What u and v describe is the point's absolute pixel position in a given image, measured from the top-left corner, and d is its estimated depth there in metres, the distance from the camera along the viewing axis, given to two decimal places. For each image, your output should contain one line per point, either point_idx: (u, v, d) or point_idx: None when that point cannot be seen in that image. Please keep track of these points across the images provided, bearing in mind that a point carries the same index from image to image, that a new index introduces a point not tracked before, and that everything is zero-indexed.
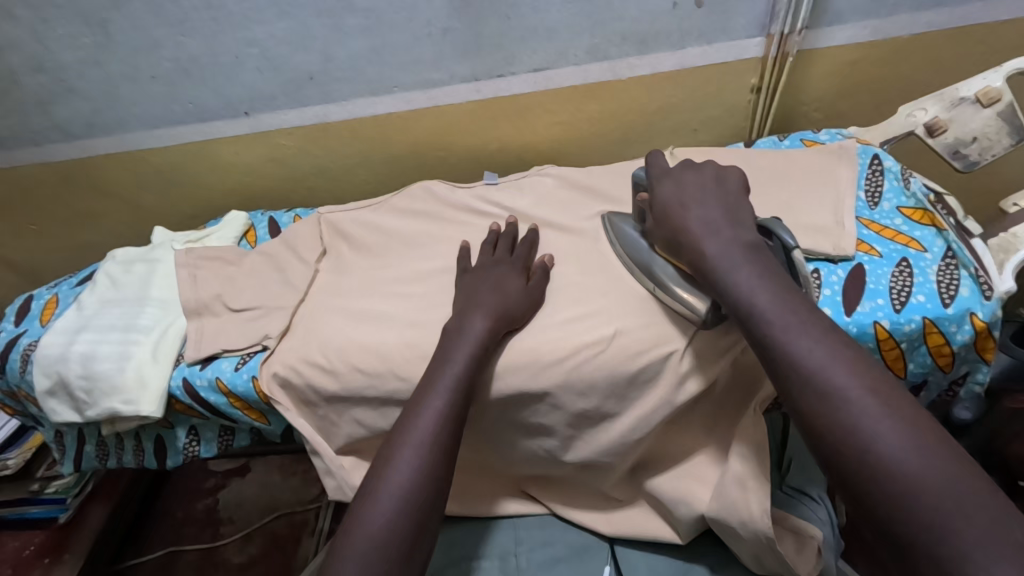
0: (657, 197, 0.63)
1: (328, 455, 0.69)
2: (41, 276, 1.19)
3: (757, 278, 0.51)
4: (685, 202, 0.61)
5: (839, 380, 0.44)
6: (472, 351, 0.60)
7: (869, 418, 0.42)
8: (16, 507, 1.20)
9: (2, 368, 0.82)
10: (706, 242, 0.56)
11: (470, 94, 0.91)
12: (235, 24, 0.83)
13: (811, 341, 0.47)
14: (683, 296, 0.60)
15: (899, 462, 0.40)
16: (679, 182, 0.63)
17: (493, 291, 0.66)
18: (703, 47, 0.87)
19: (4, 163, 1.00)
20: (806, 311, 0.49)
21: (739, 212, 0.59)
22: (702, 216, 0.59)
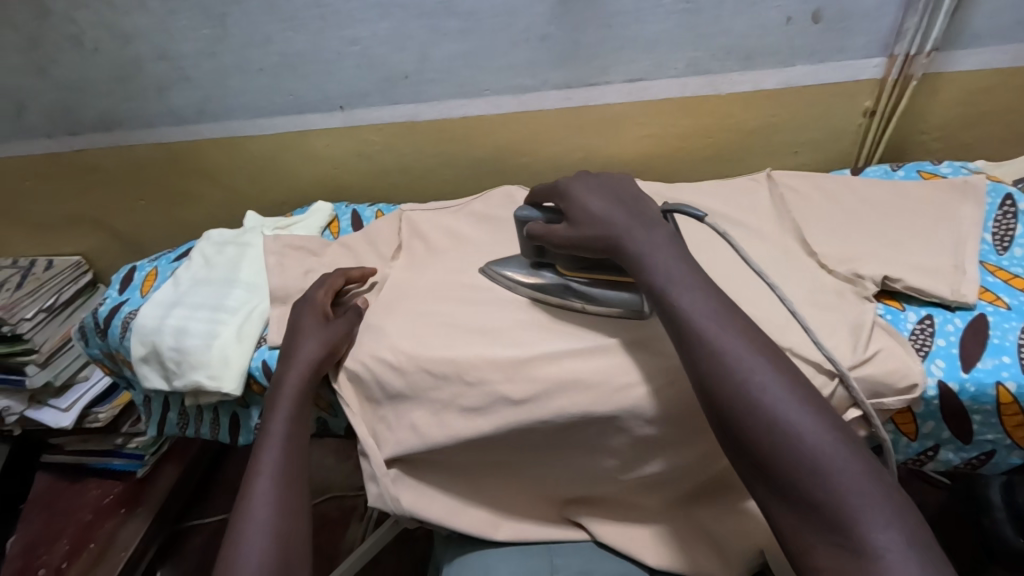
0: (591, 217, 0.59)
1: (376, 460, 0.67)
2: (142, 247, 1.27)
3: (706, 305, 0.48)
4: (622, 220, 0.57)
5: (800, 415, 0.42)
6: (295, 395, 0.66)
7: (833, 456, 0.40)
8: (103, 458, 1.30)
9: (104, 332, 0.88)
10: (656, 267, 0.52)
11: (561, 102, 0.90)
12: (340, 23, 0.86)
13: (767, 372, 0.44)
14: (618, 299, 0.64)
15: (869, 503, 0.38)
16: (608, 202, 0.59)
17: (308, 335, 0.71)
18: (814, 66, 0.82)
19: (121, 141, 1.08)
20: (755, 338, 0.46)
21: (642, 210, 0.58)
22: (643, 237, 0.54)
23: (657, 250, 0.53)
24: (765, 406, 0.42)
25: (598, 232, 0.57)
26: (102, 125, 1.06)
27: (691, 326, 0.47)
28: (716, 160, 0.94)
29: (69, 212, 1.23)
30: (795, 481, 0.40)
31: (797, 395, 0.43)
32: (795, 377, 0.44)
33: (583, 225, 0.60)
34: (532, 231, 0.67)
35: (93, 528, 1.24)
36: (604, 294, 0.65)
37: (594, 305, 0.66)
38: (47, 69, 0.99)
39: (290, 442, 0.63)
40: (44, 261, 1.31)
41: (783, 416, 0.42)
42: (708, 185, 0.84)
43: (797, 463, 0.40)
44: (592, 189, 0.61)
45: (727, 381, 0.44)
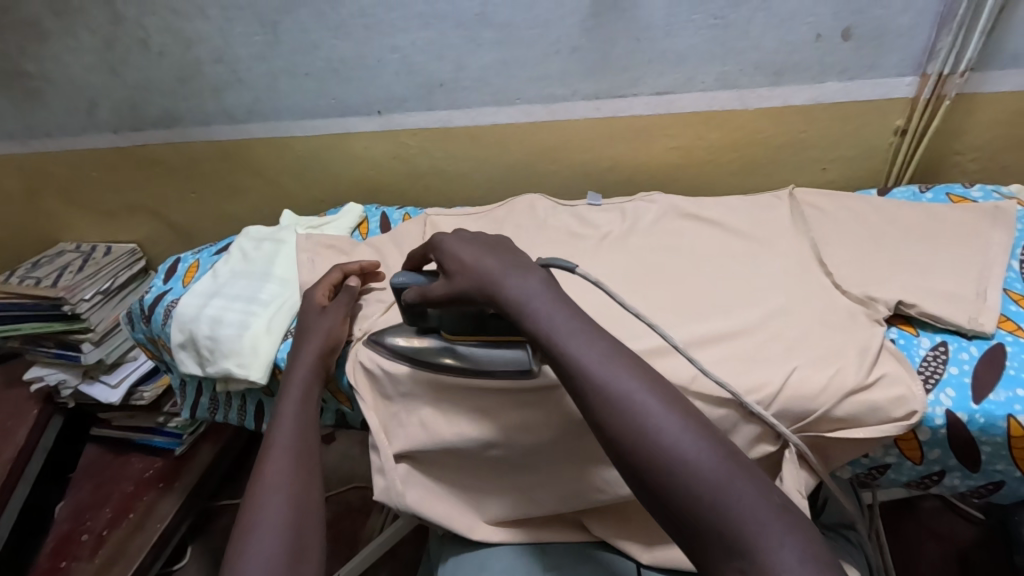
0: (465, 268, 0.58)
1: (386, 452, 0.68)
2: (192, 238, 1.36)
3: (589, 340, 0.49)
4: (497, 266, 0.56)
5: (687, 442, 0.42)
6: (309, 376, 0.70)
7: (724, 482, 0.40)
8: (145, 435, 1.38)
9: (149, 318, 0.95)
10: (535, 312, 0.51)
11: (589, 112, 0.92)
12: (382, 32, 0.91)
13: (652, 404, 0.44)
14: (511, 358, 0.63)
15: (762, 518, 0.38)
16: (481, 251, 0.58)
17: (313, 327, 0.75)
18: (845, 83, 0.82)
19: (178, 138, 1.16)
20: (638, 370, 0.47)
21: (513, 257, 0.57)
22: (518, 279, 0.54)
23: (533, 295, 0.52)
24: (653, 438, 0.43)
25: (474, 283, 0.56)
26: (162, 121, 1.14)
27: (575, 362, 0.48)
28: (743, 174, 0.94)
29: (128, 201, 1.32)
30: (691, 511, 0.40)
31: (686, 427, 0.43)
32: (677, 405, 0.45)
33: (457, 277, 0.58)
34: (410, 296, 0.65)
35: (133, 499, 1.32)
36: (494, 354, 0.64)
37: (484, 365, 0.64)
38: (117, 69, 1.08)
39: (306, 414, 0.66)
40: (103, 246, 1.41)
41: (670, 447, 0.42)
42: (730, 198, 0.85)
43: (688, 488, 0.41)
44: (461, 243, 0.60)
45: (615, 419, 0.45)
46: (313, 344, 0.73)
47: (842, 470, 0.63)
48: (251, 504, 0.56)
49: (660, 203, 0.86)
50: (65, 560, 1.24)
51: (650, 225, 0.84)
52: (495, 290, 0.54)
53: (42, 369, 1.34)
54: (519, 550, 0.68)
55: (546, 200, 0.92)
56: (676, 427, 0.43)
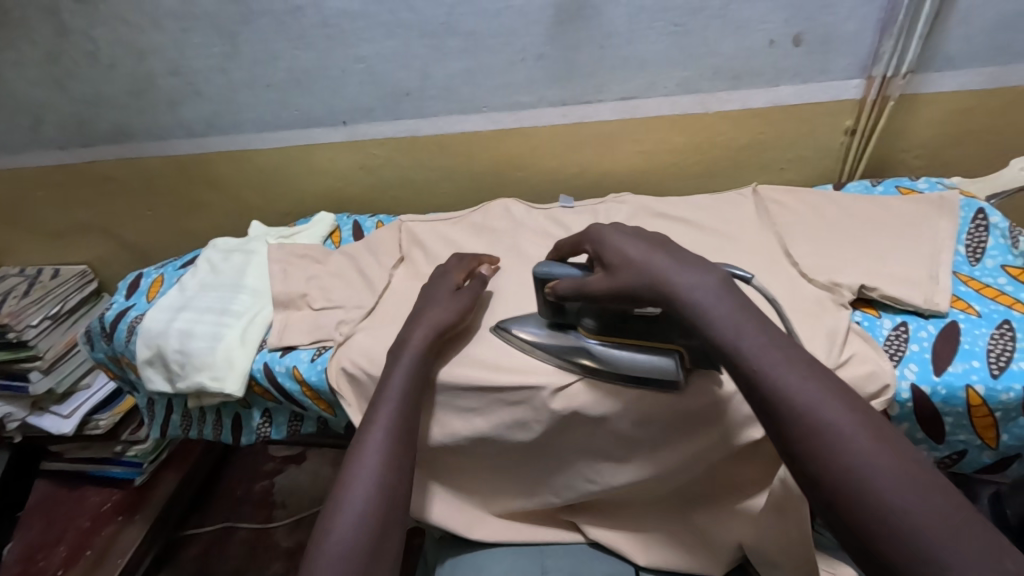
0: (630, 261, 0.52)
1: None
2: (149, 257, 1.31)
3: (745, 321, 0.44)
4: (666, 260, 0.50)
5: (858, 435, 0.38)
6: (414, 365, 0.64)
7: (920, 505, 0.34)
8: (101, 465, 1.31)
9: (111, 336, 0.90)
10: (706, 308, 0.45)
11: (556, 118, 0.94)
12: (346, 42, 0.90)
13: (816, 393, 0.40)
14: (655, 364, 0.59)
15: (948, 530, 0.33)
16: (648, 244, 0.52)
17: (424, 317, 0.68)
18: (797, 86, 0.86)
19: (131, 154, 1.12)
20: (798, 357, 0.42)
21: (683, 254, 0.51)
22: (695, 276, 0.47)
23: (702, 286, 0.47)
24: (817, 426, 0.39)
25: (643, 279, 0.50)
26: (115, 136, 1.10)
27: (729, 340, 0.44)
28: (707, 175, 0.98)
29: (79, 221, 1.26)
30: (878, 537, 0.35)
31: (878, 436, 0.38)
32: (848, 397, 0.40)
33: (622, 274, 0.52)
34: (561, 285, 0.60)
35: (91, 534, 1.25)
36: (637, 359, 0.60)
37: (630, 369, 0.60)
38: (64, 83, 1.03)
39: (404, 409, 0.61)
40: (51, 269, 1.35)
41: (838, 439, 0.38)
42: (697, 198, 0.88)
43: (853, 485, 0.36)
44: (623, 237, 0.55)
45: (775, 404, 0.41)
46: (421, 330, 0.67)
47: None
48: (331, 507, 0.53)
49: (630, 205, 0.88)
50: None
51: (622, 226, 0.86)
52: (663, 286, 0.48)
53: None
54: (516, 552, 0.70)
55: (519, 204, 0.93)
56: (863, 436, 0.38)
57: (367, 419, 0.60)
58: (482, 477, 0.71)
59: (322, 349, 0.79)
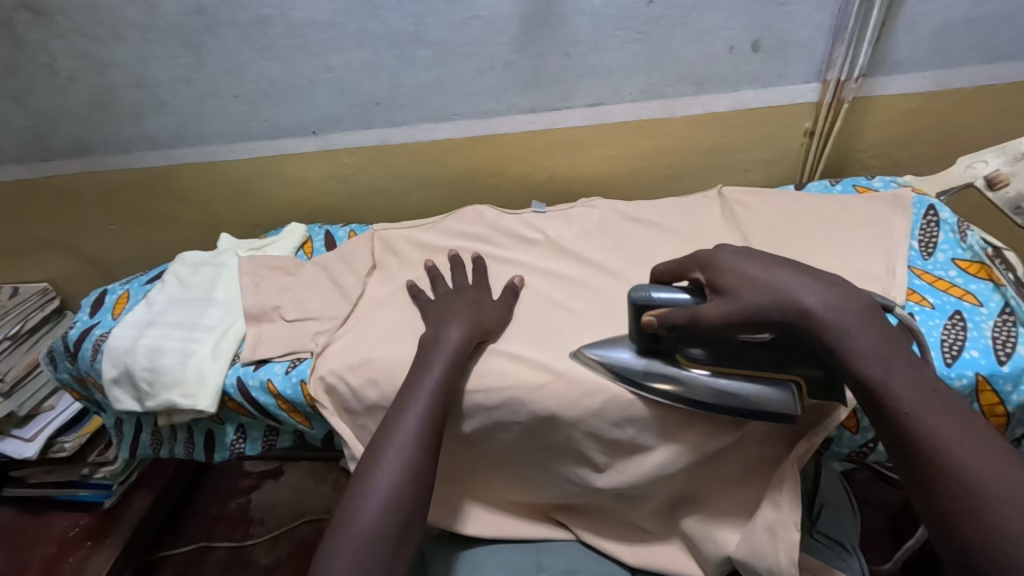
0: (752, 279, 0.50)
1: None
2: (114, 273, 1.27)
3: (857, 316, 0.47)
4: (790, 278, 0.49)
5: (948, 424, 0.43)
6: (448, 360, 0.64)
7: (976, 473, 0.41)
8: (68, 489, 1.27)
9: (75, 356, 0.88)
10: (834, 323, 0.47)
11: (526, 125, 0.95)
12: (314, 52, 0.90)
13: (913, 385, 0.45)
14: (775, 396, 0.56)
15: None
16: (768, 261, 0.51)
17: (456, 317, 0.70)
18: (757, 91, 0.89)
19: (94, 168, 1.09)
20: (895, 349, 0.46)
21: (813, 275, 0.50)
22: (821, 295, 0.48)
23: (811, 292, 0.48)
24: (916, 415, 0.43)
25: (772, 300, 0.48)
26: (75, 150, 1.07)
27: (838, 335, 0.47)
28: (673, 179, 1.00)
29: (38, 237, 1.23)
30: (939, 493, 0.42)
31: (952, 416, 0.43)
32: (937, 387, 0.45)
33: (745, 295, 0.49)
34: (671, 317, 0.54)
35: (59, 561, 1.21)
36: (750, 389, 0.57)
37: (748, 402, 0.56)
38: (20, 96, 1.01)
39: (436, 400, 0.61)
40: (9, 288, 1.30)
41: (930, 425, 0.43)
42: (665, 201, 0.90)
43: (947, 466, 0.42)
44: (741, 254, 0.53)
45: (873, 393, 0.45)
46: (456, 328, 0.68)
47: None
48: (358, 490, 0.56)
49: (601, 209, 0.90)
50: None
51: (593, 229, 0.87)
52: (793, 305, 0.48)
53: None
54: (515, 548, 0.71)
55: (492, 209, 0.93)
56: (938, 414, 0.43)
57: (400, 403, 0.61)
58: (469, 475, 0.73)
59: (298, 360, 0.78)
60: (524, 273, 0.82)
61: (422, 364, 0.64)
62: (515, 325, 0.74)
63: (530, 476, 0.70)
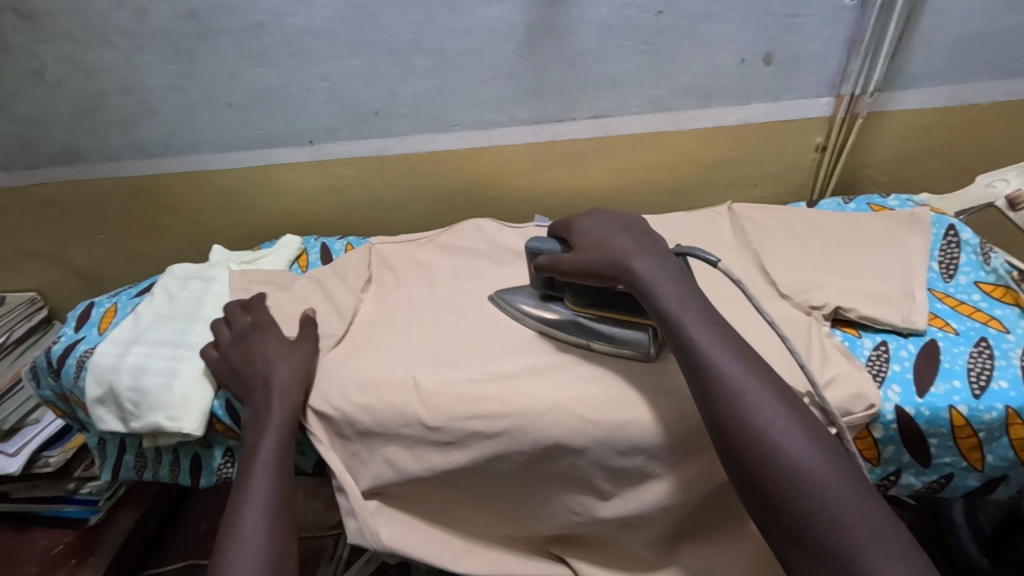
0: (594, 243, 0.63)
1: (354, 496, 0.66)
2: (102, 283, 1.24)
3: (659, 270, 0.57)
4: (628, 246, 0.60)
5: (847, 509, 0.43)
6: (277, 434, 0.65)
7: (751, 392, 0.48)
8: (52, 505, 1.23)
9: (58, 373, 0.84)
10: (652, 279, 0.56)
11: (529, 137, 0.92)
12: (310, 60, 0.87)
13: (807, 451, 0.46)
14: (628, 337, 0.65)
15: (779, 429, 0.47)
16: (613, 229, 0.63)
17: (277, 361, 0.71)
18: (768, 104, 0.86)
19: (82, 176, 1.06)
20: (779, 393, 0.49)
21: (649, 244, 0.61)
22: (650, 258, 0.58)
23: (650, 268, 0.57)
24: (815, 494, 0.44)
25: (603, 256, 0.60)
26: (62, 158, 1.04)
27: (726, 394, 0.49)
28: (680, 193, 0.97)
29: (23, 246, 1.19)
30: (721, 408, 0.49)
31: (730, 347, 0.51)
32: (768, 379, 0.50)
33: (588, 253, 0.62)
34: (545, 263, 0.67)
35: None
36: (611, 333, 0.67)
37: (606, 342, 0.66)
38: (6, 103, 0.97)
39: (277, 480, 0.63)
40: None
41: (829, 508, 0.43)
42: (671, 216, 0.88)
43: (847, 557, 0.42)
44: (598, 222, 0.65)
45: (766, 469, 0.46)
46: (276, 378, 0.69)
47: None
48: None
49: None
50: None
51: None
52: (625, 267, 0.58)
53: None
54: None
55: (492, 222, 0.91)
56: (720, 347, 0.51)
57: (240, 490, 0.62)
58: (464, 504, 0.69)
59: None
60: None
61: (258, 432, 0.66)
62: (518, 346, 0.71)
63: (530, 506, 0.66)
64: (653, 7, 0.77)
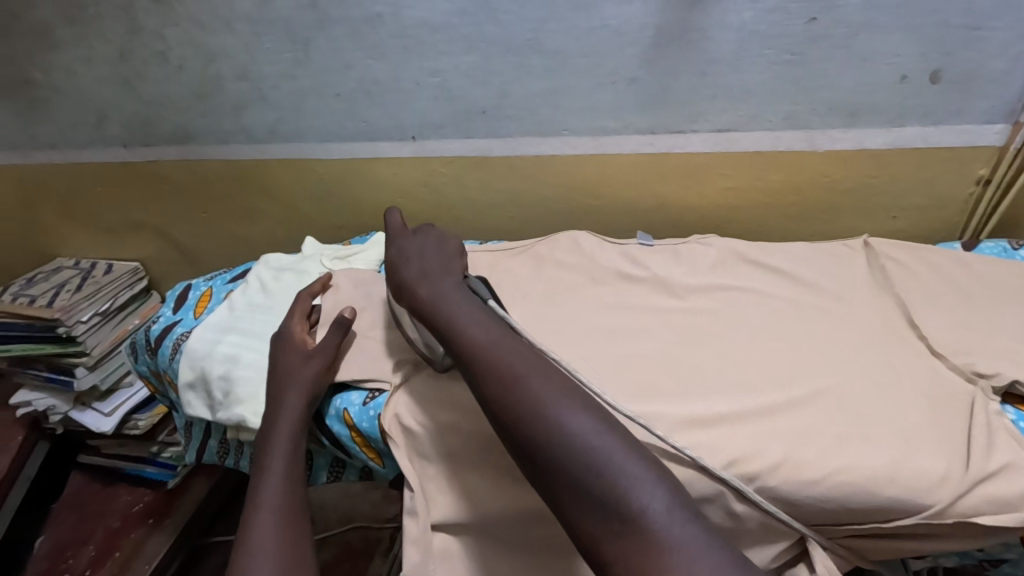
0: (397, 266, 0.70)
1: (424, 519, 0.60)
2: (198, 260, 1.28)
3: (440, 286, 0.64)
4: (413, 272, 0.68)
5: (606, 456, 0.45)
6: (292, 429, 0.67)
7: (515, 373, 0.51)
8: (137, 464, 1.29)
9: (155, 352, 0.86)
10: (433, 295, 0.63)
11: (642, 147, 0.86)
12: (424, 54, 0.85)
13: (563, 410, 0.48)
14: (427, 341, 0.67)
15: (540, 397, 0.49)
16: (416, 251, 0.71)
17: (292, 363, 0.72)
18: (925, 127, 0.76)
19: (192, 155, 1.09)
20: (540, 367, 0.52)
21: (450, 266, 0.68)
22: (431, 280, 0.65)
23: (439, 291, 0.63)
24: (569, 445, 0.46)
25: (399, 281, 0.68)
26: (175, 138, 1.07)
27: (495, 377, 0.52)
28: (803, 219, 0.88)
29: (133, 218, 1.24)
30: (493, 396, 0.51)
31: (499, 340, 0.55)
32: (529, 358, 0.53)
33: (395, 276, 0.69)
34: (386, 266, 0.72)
35: (120, 536, 1.22)
36: (418, 336, 0.69)
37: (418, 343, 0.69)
38: (130, 81, 1.01)
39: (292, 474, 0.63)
40: (103, 264, 1.32)
41: (580, 458, 0.45)
42: (794, 245, 0.80)
43: (602, 487, 0.44)
44: (409, 243, 0.72)
45: (530, 435, 0.48)
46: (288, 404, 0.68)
47: (947, 557, 0.56)
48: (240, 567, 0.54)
49: (719, 248, 0.80)
50: None
51: (708, 271, 0.78)
52: (410, 288, 0.66)
53: (30, 394, 1.25)
54: None
55: (591, 236, 0.85)
56: (489, 340, 0.55)
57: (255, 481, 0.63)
58: None
59: (373, 393, 0.71)
60: (631, 315, 0.73)
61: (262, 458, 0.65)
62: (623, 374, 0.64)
63: None
64: (807, 13, 0.70)
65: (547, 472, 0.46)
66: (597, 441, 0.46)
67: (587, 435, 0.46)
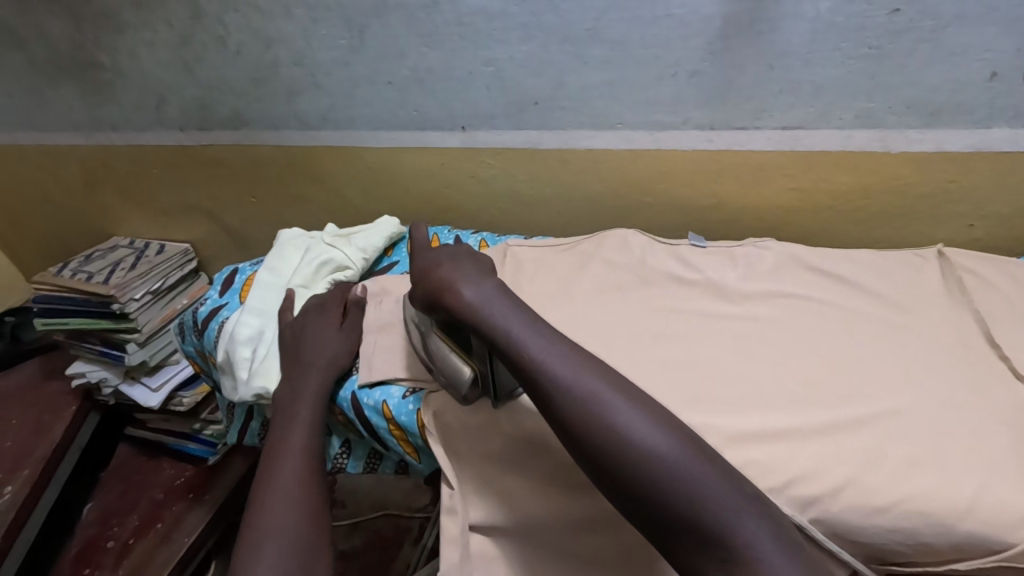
0: (425, 269, 0.65)
1: (464, 516, 0.59)
2: (246, 243, 1.30)
3: (486, 291, 0.60)
4: (450, 274, 0.62)
5: (710, 481, 0.44)
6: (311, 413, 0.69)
7: (598, 394, 0.49)
8: (180, 440, 1.34)
9: (202, 334, 0.88)
10: (478, 302, 0.58)
11: (700, 143, 0.83)
12: (479, 43, 0.83)
13: (655, 434, 0.46)
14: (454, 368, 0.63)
15: (628, 419, 0.47)
16: (445, 253, 0.67)
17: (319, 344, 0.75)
18: (1013, 130, 0.71)
19: (245, 140, 1.11)
20: (620, 386, 0.50)
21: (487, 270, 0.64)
22: (473, 282, 0.61)
23: (483, 296, 0.59)
24: (672, 472, 0.44)
25: (434, 284, 0.62)
26: (230, 123, 1.09)
27: (576, 398, 0.49)
28: (869, 224, 0.83)
29: (186, 200, 1.27)
30: (575, 416, 0.48)
31: (570, 359, 0.52)
32: (606, 376, 0.51)
33: (427, 278, 0.64)
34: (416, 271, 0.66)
35: (162, 507, 1.26)
36: (442, 359, 0.64)
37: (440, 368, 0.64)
38: (191, 67, 1.03)
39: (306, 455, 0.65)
40: (156, 244, 1.35)
41: (683, 484, 0.43)
42: (860, 253, 0.76)
43: (708, 525, 0.42)
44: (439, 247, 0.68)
45: (624, 459, 0.45)
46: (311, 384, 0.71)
47: None
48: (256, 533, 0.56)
49: (778, 250, 0.77)
50: (87, 567, 1.17)
51: (765, 277, 0.74)
52: (449, 292, 0.61)
53: (84, 365, 1.30)
54: None
55: (641, 235, 0.83)
56: (557, 357, 0.52)
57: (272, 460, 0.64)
58: None
59: (412, 389, 0.70)
60: (683, 319, 0.70)
61: (280, 436, 0.67)
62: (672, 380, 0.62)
63: None
64: (891, 5, 0.66)
65: (643, 500, 0.44)
66: (698, 468, 0.44)
67: (685, 460, 0.44)
